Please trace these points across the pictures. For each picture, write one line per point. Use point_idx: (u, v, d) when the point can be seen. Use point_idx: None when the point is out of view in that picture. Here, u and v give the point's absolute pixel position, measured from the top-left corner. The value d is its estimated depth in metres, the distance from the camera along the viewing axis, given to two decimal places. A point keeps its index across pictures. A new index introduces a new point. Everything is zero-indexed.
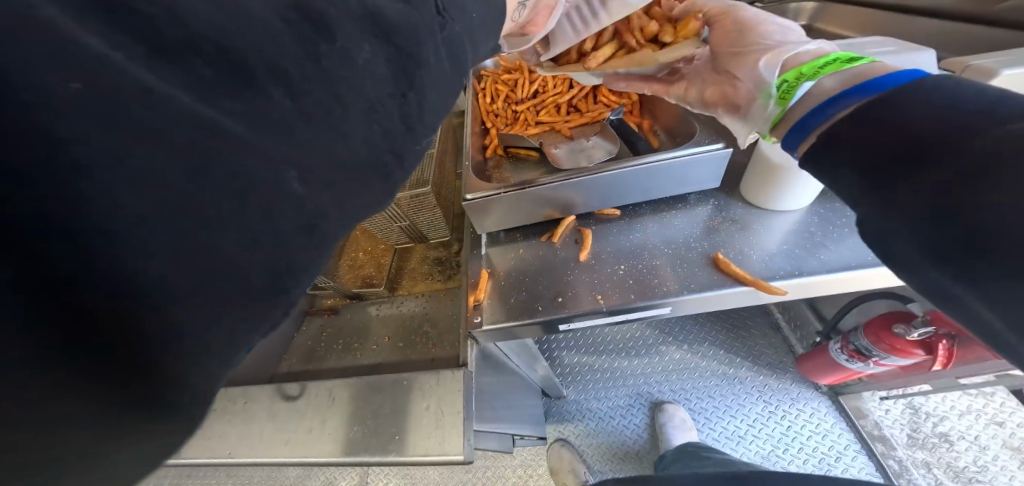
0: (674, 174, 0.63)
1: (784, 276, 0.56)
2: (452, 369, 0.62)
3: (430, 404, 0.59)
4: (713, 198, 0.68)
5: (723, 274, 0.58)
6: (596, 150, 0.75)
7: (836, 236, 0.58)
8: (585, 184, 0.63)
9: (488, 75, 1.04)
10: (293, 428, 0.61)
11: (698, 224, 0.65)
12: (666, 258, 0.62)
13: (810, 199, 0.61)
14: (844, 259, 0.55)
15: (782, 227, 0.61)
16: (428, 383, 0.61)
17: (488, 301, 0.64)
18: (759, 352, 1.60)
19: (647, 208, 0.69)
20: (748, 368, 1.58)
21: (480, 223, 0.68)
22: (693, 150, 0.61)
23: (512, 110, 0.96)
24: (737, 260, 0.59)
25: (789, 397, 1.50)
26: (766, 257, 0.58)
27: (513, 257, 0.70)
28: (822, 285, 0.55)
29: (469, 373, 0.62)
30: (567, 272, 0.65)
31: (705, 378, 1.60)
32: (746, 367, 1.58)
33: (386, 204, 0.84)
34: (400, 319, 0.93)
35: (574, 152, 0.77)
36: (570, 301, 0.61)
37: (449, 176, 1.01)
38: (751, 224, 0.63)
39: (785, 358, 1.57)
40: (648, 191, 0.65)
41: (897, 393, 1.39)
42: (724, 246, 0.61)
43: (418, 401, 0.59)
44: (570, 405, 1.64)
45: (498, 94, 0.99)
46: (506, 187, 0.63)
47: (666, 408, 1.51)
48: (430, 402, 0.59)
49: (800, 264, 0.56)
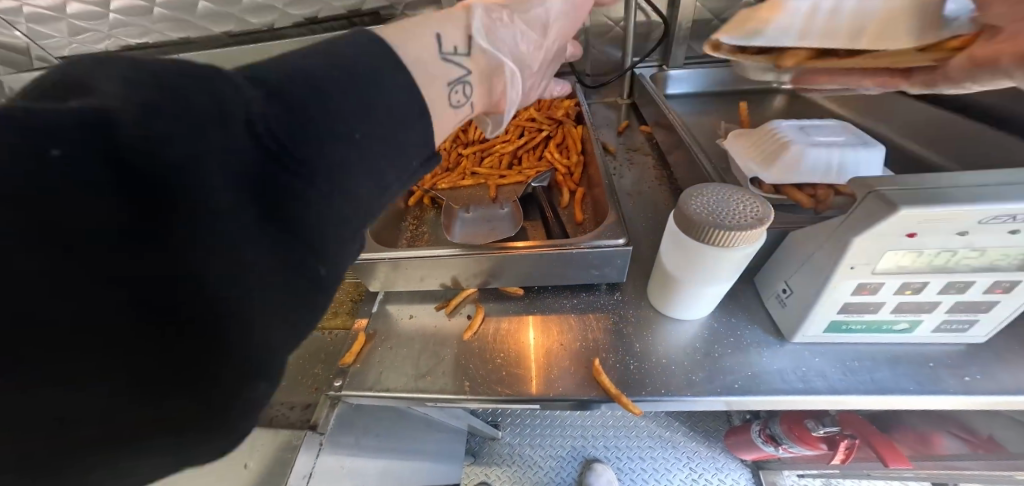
0: (575, 265, 0.61)
1: (648, 395, 0.53)
2: (296, 430, 0.61)
3: (253, 463, 0.57)
4: (620, 291, 0.66)
5: (594, 383, 0.55)
6: (500, 222, 0.74)
7: (726, 355, 0.54)
8: (474, 261, 0.61)
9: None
10: None
11: (593, 319, 0.63)
12: (546, 352, 0.60)
13: (706, 310, 0.58)
14: (719, 382, 0.52)
15: (677, 337, 0.58)
16: (263, 443, 0.60)
17: (356, 366, 0.61)
18: (698, 420, 1.52)
19: (552, 291, 0.68)
20: (684, 432, 1.49)
21: (372, 284, 0.66)
22: (590, 244, 0.59)
23: (456, 154, 0.92)
24: (611, 368, 0.56)
25: (714, 466, 1.41)
26: (642, 369, 0.55)
27: (405, 322, 0.67)
28: (685, 408, 0.52)
29: (318, 436, 0.62)
30: (450, 346, 0.63)
31: (640, 438, 1.50)
32: (682, 432, 1.49)
33: None
34: (295, 355, 0.87)
35: (483, 219, 0.76)
36: (436, 381, 0.58)
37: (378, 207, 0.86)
38: (647, 327, 0.61)
39: (721, 427, 1.49)
40: (550, 277, 0.63)
41: (812, 472, 1.27)
42: (605, 350, 0.58)
43: (243, 458, 0.58)
44: (503, 448, 1.52)
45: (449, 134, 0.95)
46: (391, 252, 0.62)
47: (594, 466, 1.41)
48: (254, 461, 0.58)
49: (668, 383, 0.53)
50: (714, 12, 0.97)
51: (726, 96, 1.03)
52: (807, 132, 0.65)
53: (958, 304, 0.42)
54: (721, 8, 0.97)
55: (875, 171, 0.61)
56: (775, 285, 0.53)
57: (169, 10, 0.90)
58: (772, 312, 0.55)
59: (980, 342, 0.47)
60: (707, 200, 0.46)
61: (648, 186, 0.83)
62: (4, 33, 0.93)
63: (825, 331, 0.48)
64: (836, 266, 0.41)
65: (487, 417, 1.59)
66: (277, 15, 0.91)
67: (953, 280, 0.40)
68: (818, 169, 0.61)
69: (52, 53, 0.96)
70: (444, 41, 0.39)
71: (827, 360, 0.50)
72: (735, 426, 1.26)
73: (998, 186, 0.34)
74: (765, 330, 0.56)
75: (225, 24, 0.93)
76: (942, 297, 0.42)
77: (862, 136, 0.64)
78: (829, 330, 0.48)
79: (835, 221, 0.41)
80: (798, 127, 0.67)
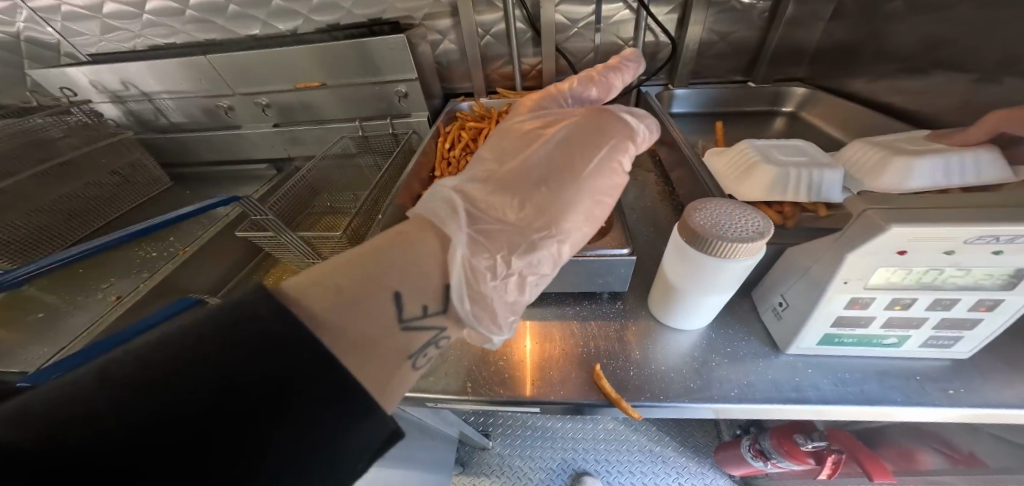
0: (582, 271, 0.63)
1: (649, 401, 0.54)
2: None
3: None
4: (622, 301, 0.68)
5: (595, 387, 0.57)
6: None
7: (723, 364, 0.56)
8: None
9: (459, 118, 1.01)
10: None
11: (595, 327, 0.64)
12: (547, 356, 0.61)
13: (706, 322, 0.60)
14: (716, 390, 0.53)
15: (679, 348, 0.60)
16: None
17: None
18: (688, 434, 1.52)
19: (555, 297, 0.70)
20: (675, 447, 1.49)
21: None
22: (597, 253, 0.61)
23: (467, 161, 0.91)
24: (613, 374, 0.58)
25: (703, 481, 1.41)
26: (642, 375, 0.57)
27: None
28: (688, 414, 0.53)
29: None
30: (455, 347, 0.64)
31: (631, 453, 1.49)
32: (673, 447, 1.49)
33: (301, 246, 0.73)
34: None
35: None
36: (438, 381, 0.60)
37: (378, 202, 0.84)
38: (649, 336, 0.62)
39: (711, 443, 1.50)
40: (556, 284, 0.65)
41: None
42: (608, 357, 0.60)
43: None
44: (493, 458, 1.51)
45: (459, 141, 0.95)
46: None
47: (584, 479, 1.40)
48: None
49: (667, 389, 0.54)
50: (719, 36, 1.02)
51: (726, 117, 1.07)
52: (775, 153, 0.69)
53: (944, 320, 0.45)
54: (725, 33, 1.02)
55: (837, 193, 0.65)
56: (772, 297, 0.55)
57: (198, 12, 0.93)
58: (769, 325, 0.57)
59: (965, 358, 0.49)
60: (701, 214, 0.49)
61: (650, 199, 0.86)
62: (37, 29, 0.96)
63: (819, 343, 0.50)
64: (831, 280, 0.43)
65: (479, 427, 1.58)
66: (301, 21, 0.96)
67: (939, 297, 0.43)
68: (799, 183, 0.64)
69: (81, 50, 0.99)
70: (406, 304, 0.40)
71: (820, 372, 0.52)
72: (727, 441, 1.26)
73: (982, 208, 0.37)
74: (762, 342, 0.57)
75: (249, 28, 0.96)
76: (930, 313, 0.44)
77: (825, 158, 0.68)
78: (822, 342, 0.50)
79: (831, 238, 0.43)
80: (768, 146, 0.71)
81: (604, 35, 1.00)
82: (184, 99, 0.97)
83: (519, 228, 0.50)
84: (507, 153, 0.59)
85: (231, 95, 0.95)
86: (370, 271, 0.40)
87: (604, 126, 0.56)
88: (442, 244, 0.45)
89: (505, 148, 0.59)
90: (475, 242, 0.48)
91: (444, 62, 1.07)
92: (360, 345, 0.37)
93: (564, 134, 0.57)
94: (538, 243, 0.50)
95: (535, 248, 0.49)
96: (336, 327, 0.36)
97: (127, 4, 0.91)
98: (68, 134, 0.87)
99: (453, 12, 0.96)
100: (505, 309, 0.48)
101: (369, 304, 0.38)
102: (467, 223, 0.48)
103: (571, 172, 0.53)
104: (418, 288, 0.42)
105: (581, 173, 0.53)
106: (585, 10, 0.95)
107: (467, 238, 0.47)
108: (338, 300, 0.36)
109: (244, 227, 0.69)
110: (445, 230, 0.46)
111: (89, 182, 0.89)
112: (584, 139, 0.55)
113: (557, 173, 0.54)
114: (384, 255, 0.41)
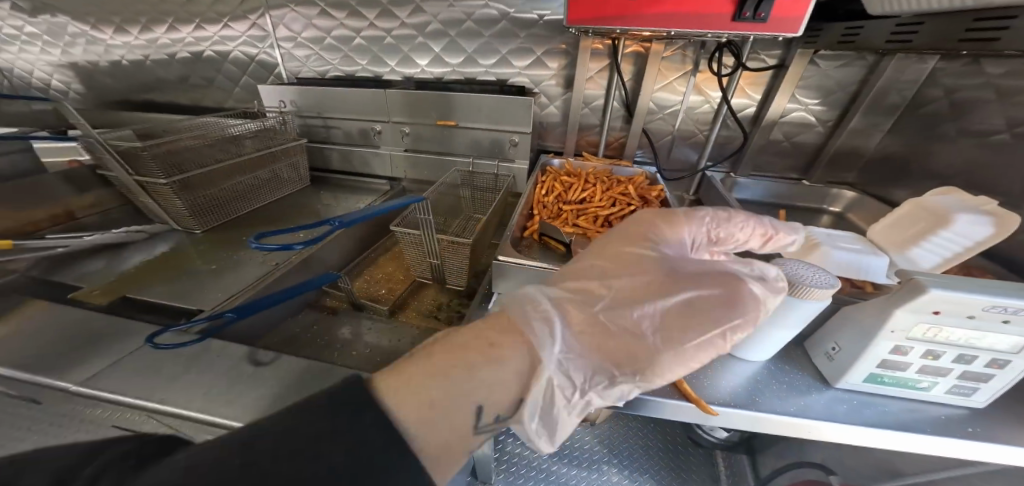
0: None
1: (723, 404, 0.67)
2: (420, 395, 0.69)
3: None
4: None
5: (675, 388, 0.70)
6: None
7: (783, 388, 0.69)
8: None
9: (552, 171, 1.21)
10: (238, 391, 0.60)
11: None
12: None
13: (765, 356, 0.73)
14: (779, 405, 0.66)
15: (743, 370, 0.73)
16: None
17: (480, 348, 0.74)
18: None
19: None
20: None
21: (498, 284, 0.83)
22: None
23: (559, 206, 1.10)
24: (693, 381, 0.71)
25: None
26: (712, 383, 0.70)
27: None
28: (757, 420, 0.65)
29: None
30: None
31: None
32: None
33: (432, 242, 0.89)
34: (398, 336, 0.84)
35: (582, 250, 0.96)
36: None
37: (486, 233, 1.04)
38: (721, 363, 0.75)
39: None
40: None
41: None
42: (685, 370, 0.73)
43: None
44: None
45: (553, 189, 1.14)
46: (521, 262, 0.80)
47: None
48: None
49: (735, 397, 0.67)
50: (783, 137, 1.27)
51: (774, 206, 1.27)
52: (832, 239, 0.85)
53: (966, 372, 0.59)
54: (789, 133, 1.26)
55: (881, 275, 0.82)
56: (825, 343, 0.69)
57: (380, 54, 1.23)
58: (818, 363, 0.71)
59: (980, 408, 0.63)
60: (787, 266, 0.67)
61: None
62: (269, 52, 1.27)
63: (864, 380, 0.64)
64: (882, 328, 0.58)
65: None
66: (450, 70, 1.23)
67: (962, 353, 0.57)
68: (854, 266, 0.81)
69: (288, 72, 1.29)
70: (482, 415, 0.48)
71: (864, 405, 0.65)
72: None
73: (993, 288, 0.53)
74: (813, 378, 0.70)
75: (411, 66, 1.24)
76: (954, 365, 0.58)
77: (872, 248, 0.84)
78: (867, 380, 0.64)
79: (882, 298, 0.59)
80: (825, 234, 0.87)
81: (684, 123, 1.24)
82: (348, 121, 1.21)
83: (608, 365, 0.57)
84: (607, 270, 0.64)
85: (385, 121, 1.18)
86: (463, 388, 0.47)
87: (735, 301, 0.56)
88: (529, 358, 0.52)
89: (608, 264, 0.65)
90: (563, 367, 0.55)
91: (547, 123, 1.32)
92: (436, 450, 0.46)
93: (682, 298, 0.58)
94: (617, 381, 0.56)
95: (614, 385, 0.57)
96: (421, 437, 0.45)
97: (337, 39, 1.22)
98: (252, 136, 1.07)
99: (568, 85, 1.22)
100: (563, 426, 0.58)
101: (455, 403, 0.47)
102: (558, 348, 0.55)
103: (678, 337, 0.56)
104: (495, 401, 0.49)
105: (688, 342, 0.55)
106: (674, 100, 1.20)
107: (555, 360, 0.54)
108: (427, 413, 0.45)
109: (398, 221, 0.89)
110: (534, 338, 0.53)
111: (261, 173, 1.11)
112: (703, 308, 0.57)
113: (664, 333, 0.56)
114: (476, 372, 0.48)
